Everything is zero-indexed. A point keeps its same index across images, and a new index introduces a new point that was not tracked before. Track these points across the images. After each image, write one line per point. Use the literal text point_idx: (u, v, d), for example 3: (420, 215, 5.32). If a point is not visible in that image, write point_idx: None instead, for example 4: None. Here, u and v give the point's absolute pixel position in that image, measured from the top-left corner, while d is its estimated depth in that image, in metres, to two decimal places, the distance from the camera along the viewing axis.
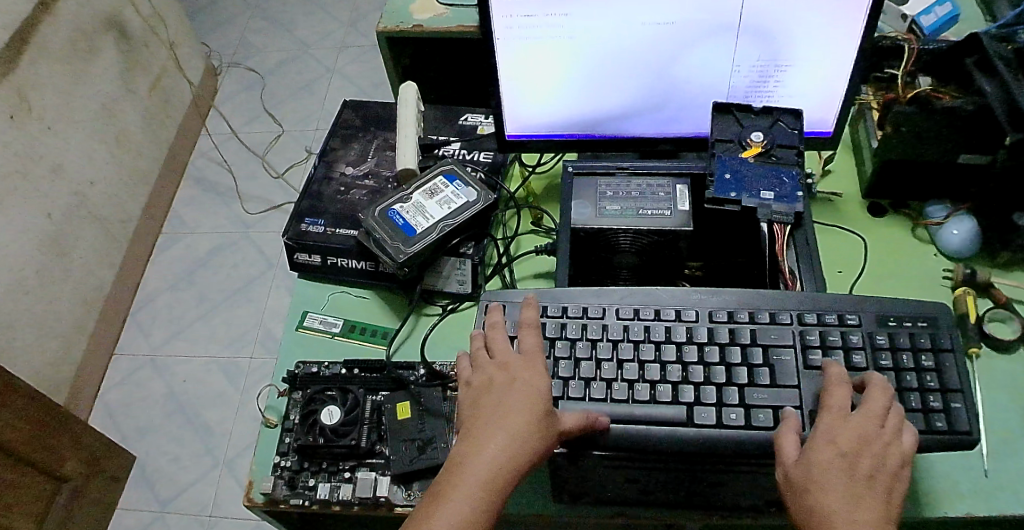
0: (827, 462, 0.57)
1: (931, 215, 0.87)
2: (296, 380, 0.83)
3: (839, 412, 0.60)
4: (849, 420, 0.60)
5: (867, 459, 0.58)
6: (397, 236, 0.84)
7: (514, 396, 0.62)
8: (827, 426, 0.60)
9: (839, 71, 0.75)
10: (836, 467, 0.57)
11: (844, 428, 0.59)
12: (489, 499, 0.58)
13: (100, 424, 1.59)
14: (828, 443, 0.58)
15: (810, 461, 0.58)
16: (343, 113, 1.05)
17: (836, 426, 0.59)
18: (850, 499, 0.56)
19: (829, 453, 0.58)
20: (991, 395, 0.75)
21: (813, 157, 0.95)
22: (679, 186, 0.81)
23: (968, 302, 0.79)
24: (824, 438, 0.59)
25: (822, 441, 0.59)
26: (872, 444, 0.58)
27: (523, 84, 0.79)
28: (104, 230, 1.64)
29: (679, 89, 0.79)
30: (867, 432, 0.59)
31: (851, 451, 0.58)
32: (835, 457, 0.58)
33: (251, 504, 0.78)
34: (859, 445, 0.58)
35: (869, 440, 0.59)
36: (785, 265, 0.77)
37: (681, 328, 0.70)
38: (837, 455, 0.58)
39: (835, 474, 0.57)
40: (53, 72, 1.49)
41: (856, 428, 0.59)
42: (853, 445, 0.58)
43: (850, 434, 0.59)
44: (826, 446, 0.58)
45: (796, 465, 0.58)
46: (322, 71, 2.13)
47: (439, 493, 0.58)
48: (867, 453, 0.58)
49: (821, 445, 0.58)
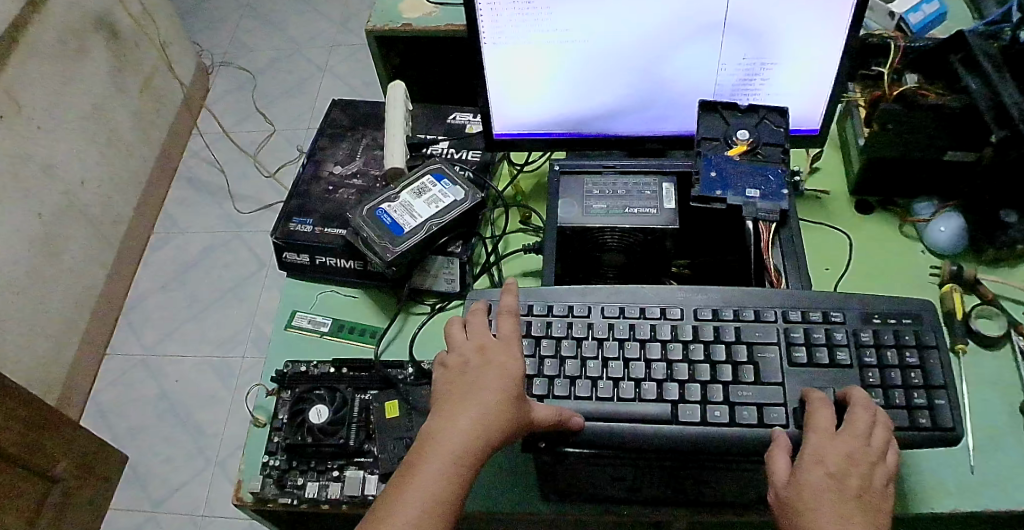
0: (816, 484, 0.57)
1: (919, 212, 0.87)
2: (285, 379, 0.83)
3: (826, 431, 0.60)
4: (837, 440, 0.60)
5: (854, 478, 0.58)
6: (385, 235, 0.84)
7: (489, 375, 0.62)
8: (815, 446, 0.60)
9: (825, 69, 0.75)
10: (825, 488, 0.57)
11: (832, 448, 0.59)
12: (459, 473, 0.57)
13: (91, 425, 1.59)
14: (817, 464, 0.58)
15: (799, 483, 0.58)
16: (332, 112, 1.04)
17: (824, 446, 0.59)
18: (839, 518, 0.56)
19: (818, 475, 0.58)
20: (977, 391, 0.76)
21: (800, 154, 0.96)
22: (666, 183, 0.81)
23: (955, 298, 0.80)
24: (812, 459, 0.59)
25: (811, 462, 0.59)
26: (859, 462, 0.59)
27: (510, 84, 0.80)
28: (95, 230, 1.63)
29: (665, 88, 0.79)
30: (854, 451, 0.59)
31: (839, 471, 0.58)
32: (824, 479, 0.58)
33: (240, 503, 0.78)
34: (847, 465, 0.58)
35: (857, 459, 0.59)
36: (770, 263, 0.77)
37: (666, 326, 0.70)
38: (826, 476, 0.58)
39: (824, 495, 0.57)
40: (42, 72, 1.49)
41: (843, 448, 0.59)
42: (841, 466, 0.58)
43: (838, 454, 0.59)
44: (815, 467, 0.58)
45: (785, 487, 0.58)
46: (314, 70, 2.13)
47: (411, 466, 0.57)
48: (855, 472, 0.58)
49: (810, 466, 0.58)
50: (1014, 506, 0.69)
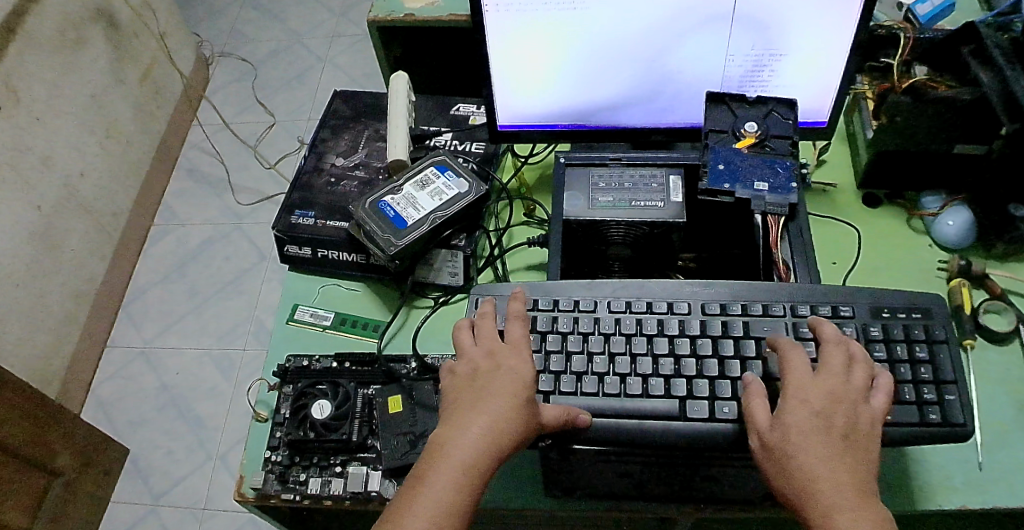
0: (802, 421, 0.56)
1: (927, 206, 0.86)
2: (287, 373, 0.83)
3: (804, 371, 0.59)
4: (818, 381, 0.59)
5: (841, 415, 0.57)
6: (388, 228, 0.83)
7: (498, 381, 0.61)
8: (797, 387, 0.58)
9: (834, 60, 0.74)
10: (812, 425, 0.56)
11: (813, 388, 0.58)
12: (471, 481, 0.56)
13: (92, 418, 1.58)
14: (800, 402, 0.57)
15: (784, 422, 0.57)
16: (333, 103, 1.03)
17: (806, 386, 0.58)
18: (830, 456, 0.55)
19: (804, 413, 0.57)
20: (985, 386, 0.75)
21: (808, 147, 0.95)
22: (673, 176, 0.79)
23: (964, 293, 0.79)
24: (795, 399, 0.58)
25: (794, 402, 0.57)
26: (843, 400, 0.57)
27: (513, 75, 0.78)
28: (95, 223, 1.62)
29: (672, 79, 0.78)
30: (836, 389, 0.58)
31: (825, 408, 0.57)
32: (811, 416, 0.56)
33: (242, 499, 0.77)
34: (832, 402, 0.57)
35: (841, 396, 0.57)
36: (779, 258, 0.76)
37: (673, 321, 0.69)
38: (811, 414, 0.56)
39: (812, 432, 0.56)
40: (40, 63, 1.47)
41: (825, 386, 0.58)
42: (826, 403, 0.57)
43: (821, 392, 0.58)
44: (800, 406, 0.57)
45: (772, 430, 0.57)
46: (314, 61, 2.11)
47: (422, 472, 0.57)
48: (840, 409, 0.57)
49: (794, 405, 0.57)
50: (1021, 502, 0.68)
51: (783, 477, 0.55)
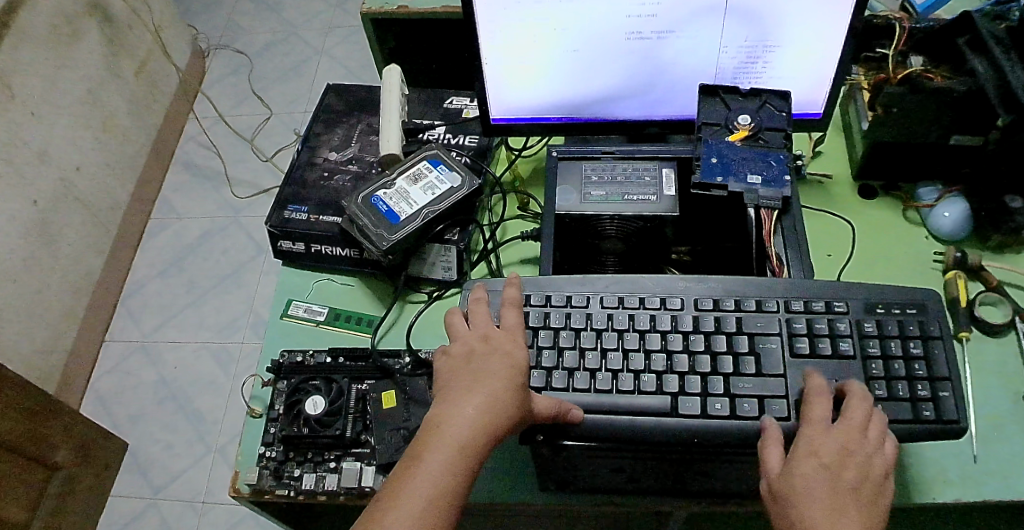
0: (810, 474, 0.57)
1: (923, 198, 0.86)
2: (281, 369, 0.82)
3: (820, 424, 0.60)
4: (833, 433, 0.59)
5: (849, 471, 0.57)
6: (380, 223, 0.82)
7: (494, 364, 0.61)
8: (809, 439, 0.59)
9: (828, 52, 0.74)
10: (819, 480, 0.57)
11: (827, 440, 0.59)
12: (465, 462, 0.56)
13: (91, 412, 1.59)
14: (810, 454, 0.58)
15: (791, 473, 0.57)
16: (326, 96, 1.03)
17: (819, 438, 0.59)
18: (832, 511, 0.55)
19: (813, 466, 0.57)
20: (980, 379, 0.75)
21: (803, 139, 0.94)
22: (666, 169, 0.80)
23: (960, 286, 0.78)
24: (807, 450, 0.58)
25: (805, 453, 0.58)
26: (855, 455, 0.58)
27: (506, 68, 0.78)
28: (92, 217, 1.62)
29: (666, 71, 0.77)
30: (850, 443, 0.58)
31: (834, 463, 0.58)
32: (818, 470, 0.57)
33: (238, 494, 0.77)
34: (843, 457, 0.58)
35: (853, 452, 0.58)
36: (773, 251, 0.76)
37: (666, 317, 0.69)
38: (819, 467, 0.57)
39: (818, 486, 0.56)
40: (35, 57, 1.46)
41: (838, 439, 0.59)
42: (836, 458, 0.58)
43: (833, 447, 0.58)
44: (809, 458, 0.58)
45: (778, 479, 0.58)
46: (311, 52, 2.10)
47: (417, 453, 0.56)
48: (850, 466, 0.58)
49: (803, 456, 0.58)
50: (1016, 495, 0.68)
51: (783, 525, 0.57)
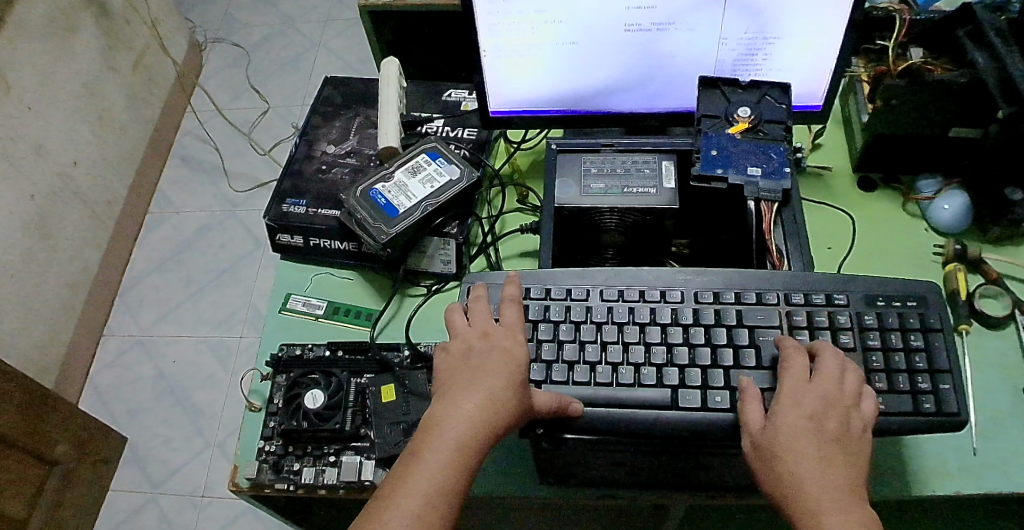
0: (795, 424, 0.57)
1: (923, 190, 0.85)
2: (280, 363, 0.82)
3: (796, 378, 0.60)
4: (813, 385, 0.60)
5: (834, 420, 0.58)
6: (379, 216, 0.82)
7: (493, 361, 0.61)
8: (791, 391, 0.59)
9: (828, 43, 0.73)
10: (805, 429, 0.57)
11: (808, 393, 0.59)
12: (465, 460, 0.56)
13: (90, 407, 1.58)
14: (793, 406, 0.58)
15: (776, 424, 0.58)
16: (324, 90, 1.02)
17: (800, 390, 0.59)
18: (820, 460, 0.56)
19: (797, 417, 0.58)
20: (980, 371, 0.75)
21: (802, 131, 0.94)
22: (665, 161, 0.79)
23: (960, 278, 0.78)
24: (789, 402, 0.59)
25: (788, 404, 0.59)
26: (837, 404, 0.58)
27: (505, 61, 0.77)
28: (89, 211, 1.61)
29: (665, 63, 0.77)
30: (831, 393, 0.59)
31: (817, 412, 0.58)
32: (803, 420, 0.57)
33: (236, 489, 0.77)
34: (826, 407, 0.58)
35: (835, 402, 0.58)
36: (773, 245, 0.75)
37: (666, 310, 0.69)
38: (804, 417, 0.57)
39: (804, 436, 0.57)
40: (30, 51, 1.46)
41: (820, 391, 0.59)
42: (819, 408, 0.58)
43: (815, 397, 0.59)
44: (792, 409, 0.58)
45: (763, 432, 0.58)
46: (308, 45, 2.09)
47: (416, 452, 0.56)
48: (833, 413, 0.58)
49: (786, 408, 0.58)
50: (1017, 488, 0.68)
51: (773, 478, 0.56)
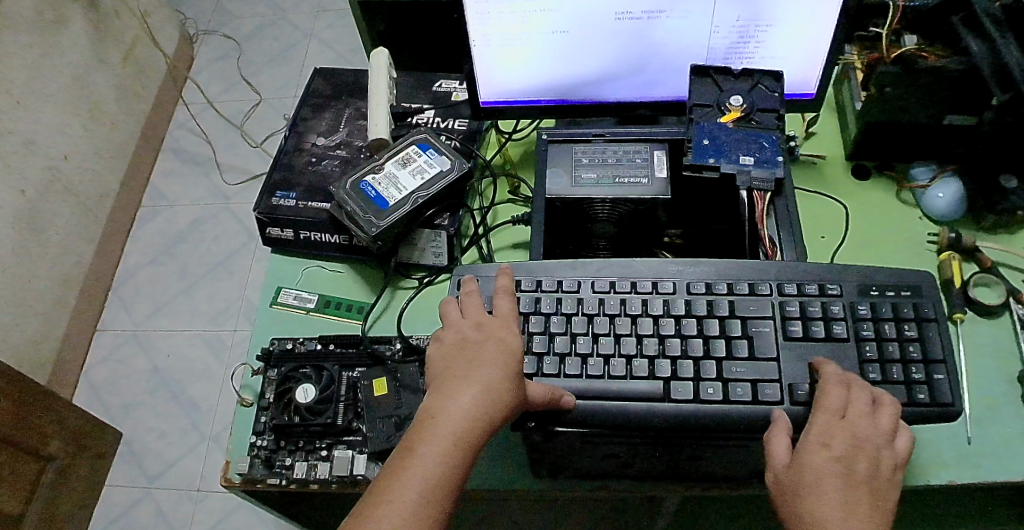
0: (822, 465, 0.56)
1: (917, 178, 0.85)
2: (271, 357, 0.81)
3: (831, 414, 0.59)
4: (844, 423, 0.58)
5: (862, 461, 0.57)
6: (370, 209, 0.81)
7: (490, 351, 0.61)
8: (820, 430, 0.58)
9: (822, 30, 0.72)
10: (833, 469, 0.56)
11: (838, 431, 0.58)
12: (464, 453, 0.55)
13: (84, 401, 1.58)
14: (821, 446, 0.57)
15: (802, 464, 0.57)
16: (314, 81, 1.01)
17: (830, 429, 0.58)
18: (846, 501, 0.54)
19: (825, 457, 0.57)
20: (976, 360, 0.74)
21: (796, 119, 0.93)
22: (657, 151, 0.79)
23: (954, 266, 0.78)
24: (817, 441, 0.58)
25: (816, 443, 0.57)
26: (867, 444, 0.58)
27: (497, 50, 0.76)
28: (81, 205, 1.60)
29: (658, 52, 0.76)
30: (862, 432, 0.58)
31: (846, 452, 0.57)
32: (831, 461, 0.56)
33: (229, 484, 0.77)
34: (854, 447, 0.57)
35: (865, 441, 0.58)
36: (765, 234, 0.75)
37: (658, 301, 0.68)
38: (832, 458, 0.56)
39: (831, 477, 0.56)
40: (18, 44, 1.44)
41: (850, 430, 0.58)
42: (848, 448, 0.57)
43: (845, 436, 0.58)
44: (820, 449, 0.57)
45: (789, 471, 0.57)
46: (300, 36, 2.07)
47: (411, 444, 0.55)
48: (861, 454, 0.57)
49: (813, 447, 0.57)
50: (1010, 476, 0.68)
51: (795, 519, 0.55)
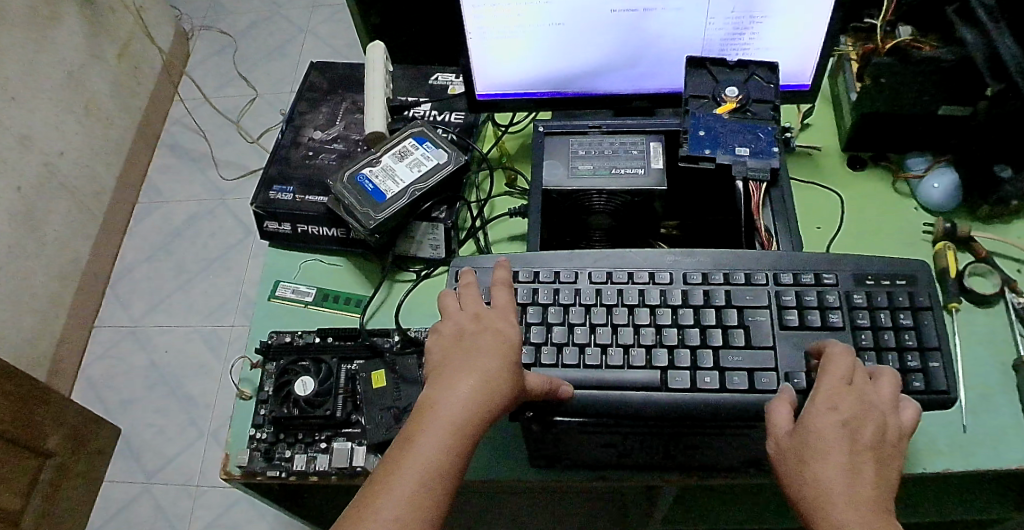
0: (829, 429, 0.55)
1: (912, 168, 0.86)
2: (270, 350, 0.82)
3: (838, 380, 0.58)
4: (851, 390, 0.57)
5: (870, 428, 0.55)
6: (367, 202, 0.81)
7: (487, 341, 0.61)
8: (829, 393, 0.57)
9: (817, 21, 0.72)
10: (839, 435, 0.54)
11: (845, 397, 0.56)
12: (465, 441, 0.56)
13: (82, 398, 1.58)
14: (829, 409, 0.56)
15: (807, 429, 0.55)
16: (310, 75, 1.01)
17: (839, 393, 0.57)
18: (851, 469, 0.53)
19: (832, 421, 0.55)
20: (971, 349, 0.75)
21: (792, 111, 0.93)
22: (653, 143, 0.79)
23: (949, 256, 0.78)
24: (825, 405, 0.56)
25: (824, 408, 0.56)
26: (872, 413, 0.56)
27: (492, 43, 0.76)
28: (77, 202, 1.59)
29: (652, 44, 0.76)
30: (868, 400, 0.57)
31: (853, 418, 0.55)
32: (838, 425, 0.55)
33: (228, 477, 0.77)
34: (862, 415, 0.56)
35: (871, 410, 0.56)
36: (761, 224, 0.75)
37: (655, 291, 0.69)
38: (840, 422, 0.55)
39: (838, 442, 0.54)
40: (13, 41, 1.43)
41: (857, 397, 0.57)
42: (856, 414, 0.56)
43: (852, 402, 0.56)
44: (828, 413, 0.55)
45: (794, 436, 0.56)
46: (295, 31, 2.06)
47: (410, 435, 0.56)
48: (868, 422, 0.56)
49: (821, 412, 0.56)
50: (1004, 463, 0.69)
51: (797, 483, 0.54)
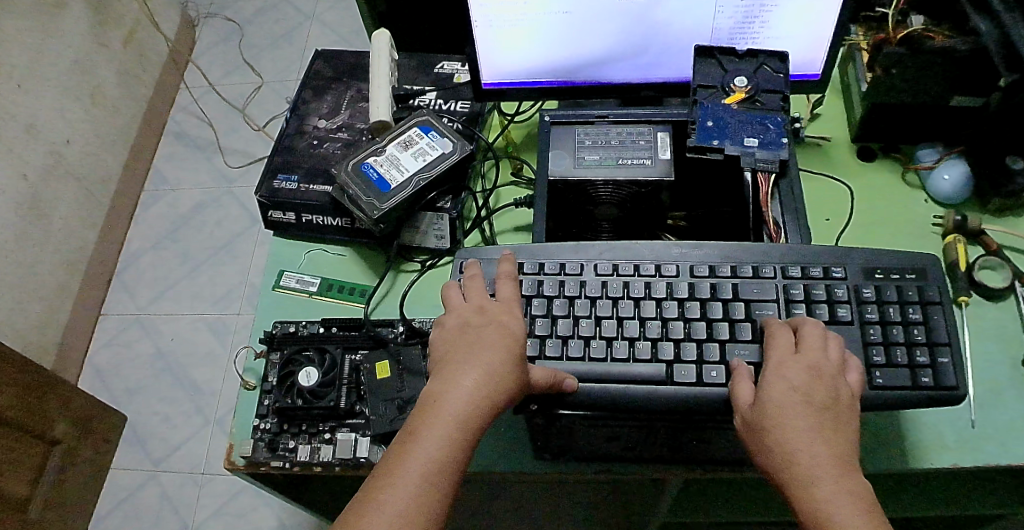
0: (783, 397, 0.57)
1: (923, 159, 0.84)
2: (274, 340, 0.81)
3: (784, 352, 0.60)
4: (798, 356, 0.59)
5: (823, 389, 0.57)
6: (371, 191, 0.81)
7: (490, 334, 0.60)
8: (777, 365, 0.59)
9: (829, 9, 0.71)
10: (792, 401, 0.56)
11: (794, 364, 0.59)
12: (466, 438, 0.55)
13: (89, 385, 1.58)
14: (779, 379, 0.58)
15: (763, 399, 0.57)
16: (315, 63, 1.00)
17: (787, 363, 0.59)
18: (809, 429, 0.55)
19: (784, 389, 0.57)
20: (980, 343, 0.74)
21: (801, 100, 0.92)
22: (661, 133, 0.78)
23: (960, 250, 0.77)
24: (775, 375, 0.58)
25: (772, 379, 0.58)
26: (823, 375, 0.58)
27: (498, 32, 0.75)
28: (83, 190, 1.59)
29: (659, 33, 0.75)
30: (817, 363, 0.58)
31: (804, 383, 0.57)
32: (789, 391, 0.57)
33: (233, 467, 0.77)
34: (812, 378, 0.57)
35: (821, 371, 0.58)
36: (770, 216, 0.75)
37: (661, 284, 0.68)
38: (790, 389, 0.57)
39: (792, 407, 0.56)
40: (20, 28, 1.43)
41: (807, 362, 0.59)
42: (805, 379, 0.57)
43: (800, 368, 0.58)
44: (779, 382, 0.58)
45: (751, 409, 0.58)
46: (301, 18, 2.05)
47: (413, 429, 0.55)
48: (820, 384, 0.57)
49: (770, 383, 0.58)
50: (1013, 459, 0.68)
51: (761, 450, 0.56)
